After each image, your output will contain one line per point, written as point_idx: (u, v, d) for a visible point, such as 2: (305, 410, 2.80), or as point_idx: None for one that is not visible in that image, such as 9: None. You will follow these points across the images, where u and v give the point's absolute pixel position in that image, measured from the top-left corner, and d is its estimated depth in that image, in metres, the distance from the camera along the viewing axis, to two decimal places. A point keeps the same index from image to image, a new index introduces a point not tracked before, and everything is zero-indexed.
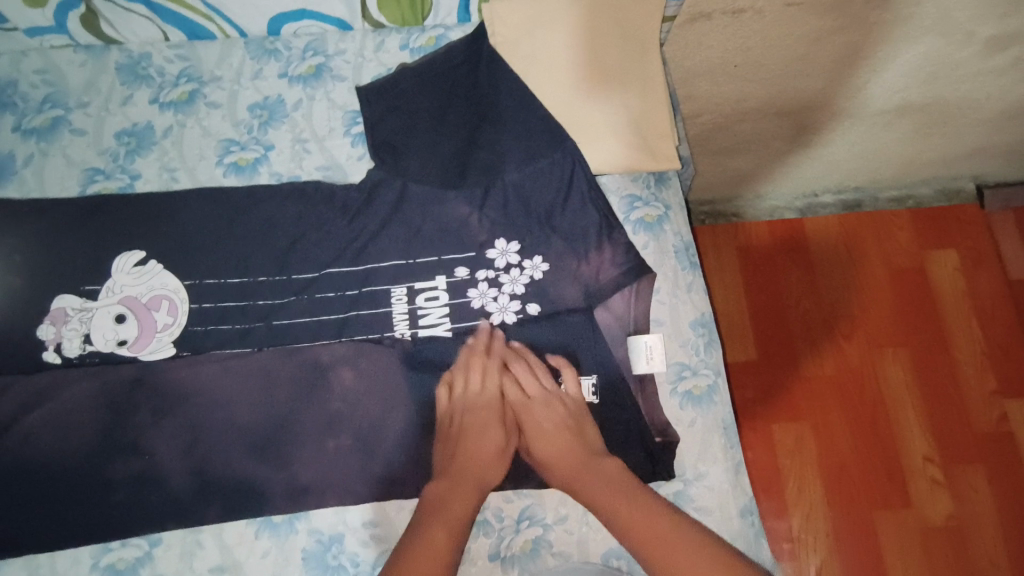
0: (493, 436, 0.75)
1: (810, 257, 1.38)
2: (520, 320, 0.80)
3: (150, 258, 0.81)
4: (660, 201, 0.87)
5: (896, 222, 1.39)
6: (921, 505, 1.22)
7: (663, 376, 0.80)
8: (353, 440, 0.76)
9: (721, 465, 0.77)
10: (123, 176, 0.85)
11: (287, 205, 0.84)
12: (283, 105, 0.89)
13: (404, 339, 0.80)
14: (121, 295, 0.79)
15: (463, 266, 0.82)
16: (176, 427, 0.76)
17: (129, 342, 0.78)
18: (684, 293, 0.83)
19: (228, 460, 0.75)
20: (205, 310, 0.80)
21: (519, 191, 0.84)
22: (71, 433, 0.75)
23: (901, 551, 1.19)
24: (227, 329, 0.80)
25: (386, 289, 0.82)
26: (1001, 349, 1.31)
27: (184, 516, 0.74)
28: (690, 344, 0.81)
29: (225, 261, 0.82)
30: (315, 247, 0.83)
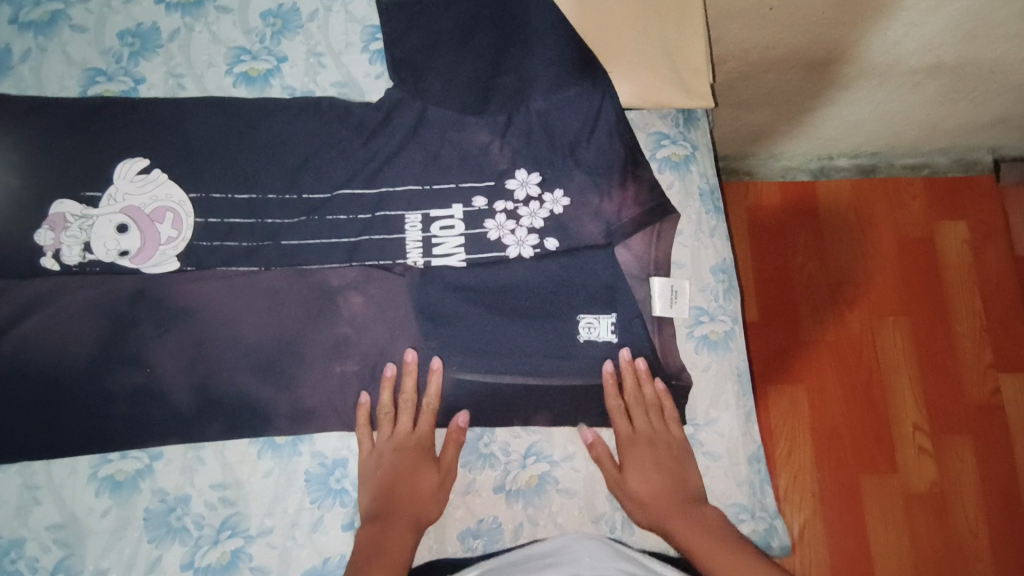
0: (425, 478, 0.71)
1: (820, 221, 1.36)
2: (537, 255, 0.78)
3: (154, 167, 0.77)
4: (689, 140, 0.84)
5: (910, 191, 1.37)
6: (907, 471, 1.23)
7: (680, 319, 0.78)
8: (361, 366, 0.75)
9: (732, 412, 0.76)
10: (126, 79, 0.80)
11: (299, 121, 0.80)
12: (298, 15, 0.84)
13: (416, 267, 0.77)
14: (124, 204, 0.76)
15: (481, 195, 0.79)
16: (179, 343, 0.74)
17: (131, 254, 0.75)
18: (707, 237, 0.81)
19: (232, 379, 0.74)
20: (211, 225, 0.76)
21: (543, 120, 0.81)
22: (69, 342, 0.73)
23: (884, 514, 1.21)
24: (233, 246, 0.76)
25: (401, 214, 0.78)
26: (1001, 323, 1.31)
27: (186, 432, 0.72)
28: (710, 289, 0.79)
29: (232, 175, 0.78)
30: (328, 167, 0.79)
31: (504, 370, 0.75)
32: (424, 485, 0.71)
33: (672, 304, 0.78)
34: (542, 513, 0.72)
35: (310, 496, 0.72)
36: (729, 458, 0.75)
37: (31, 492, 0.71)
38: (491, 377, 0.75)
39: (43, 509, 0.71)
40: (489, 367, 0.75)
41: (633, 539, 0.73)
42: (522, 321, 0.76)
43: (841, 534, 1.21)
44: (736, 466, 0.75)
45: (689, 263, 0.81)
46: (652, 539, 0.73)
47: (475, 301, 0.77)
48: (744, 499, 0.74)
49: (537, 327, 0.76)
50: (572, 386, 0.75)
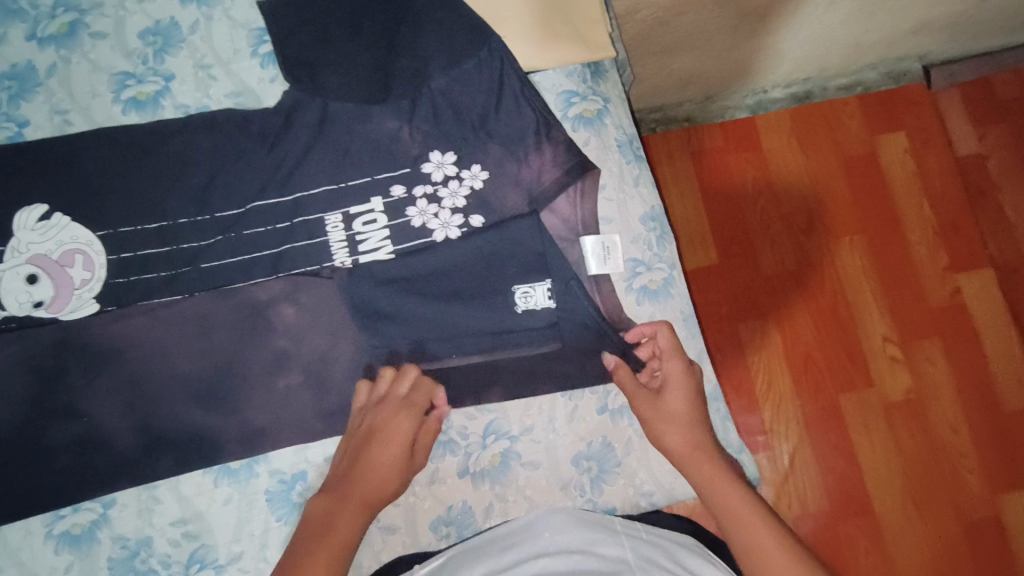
0: (396, 445, 0.69)
1: (762, 153, 1.36)
2: (464, 234, 0.76)
3: (54, 211, 0.74)
4: (599, 94, 0.83)
5: (845, 110, 1.37)
6: (883, 384, 1.25)
7: (617, 274, 0.77)
8: (304, 376, 0.73)
9: None
10: (9, 124, 0.77)
11: (199, 139, 0.77)
12: (178, 28, 0.81)
13: (344, 267, 0.75)
14: (29, 253, 0.73)
15: (399, 184, 0.77)
16: (113, 385, 0.72)
17: (46, 303, 0.72)
18: (632, 187, 0.80)
19: (175, 412, 0.72)
20: (125, 260, 0.74)
21: (448, 97, 0.79)
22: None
23: (868, 429, 1.23)
24: (152, 277, 0.74)
25: (320, 217, 0.76)
26: (952, 224, 1.32)
27: (136, 474, 0.71)
28: (642, 238, 0.79)
29: (138, 206, 0.75)
30: (236, 181, 0.77)
31: (450, 355, 0.74)
32: (391, 460, 0.68)
33: (606, 261, 0.77)
34: (510, 489, 0.73)
35: (274, 515, 0.71)
36: None
37: None
38: (437, 365, 0.75)
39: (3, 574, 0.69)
40: (433, 354, 0.74)
41: (604, 498, 0.73)
42: (460, 304, 0.75)
43: (828, 455, 1.22)
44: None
45: (617, 217, 0.79)
46: (622, 495, 0.73)
47: (408, 289, 0.75)
48: None
49: (475, 307, 0.75)
50: (519, 357, 0.75)
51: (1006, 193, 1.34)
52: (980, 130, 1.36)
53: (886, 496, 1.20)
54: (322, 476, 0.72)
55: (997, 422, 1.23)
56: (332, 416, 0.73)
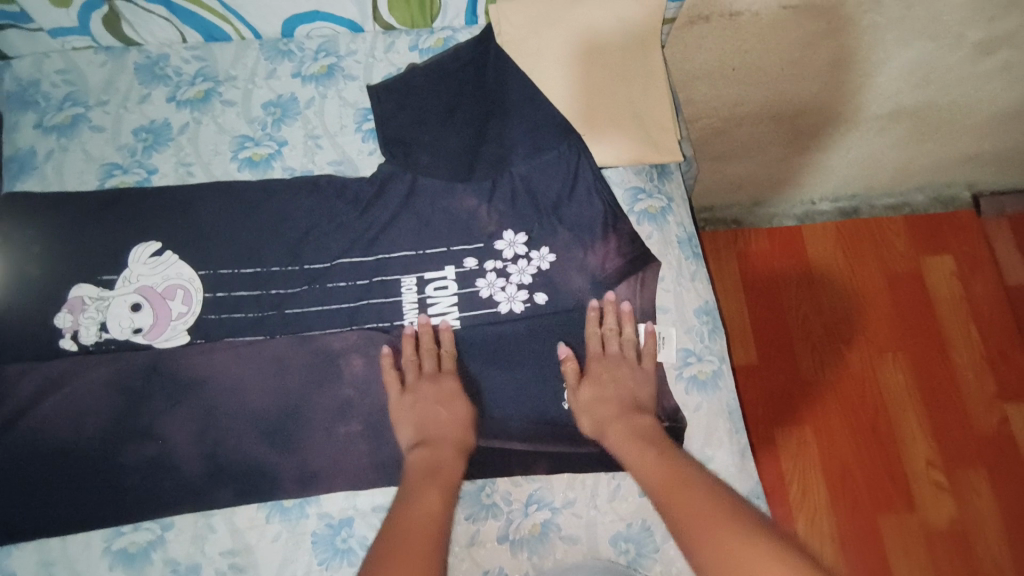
0: (456, 416, 0.76)
1: (808, 263, 1.40)
2: (528, 310, 0.81)
3: (165, 249, 0.83)
4: (663, 193, 0.90)
5: (893, 229, 1.42)
6: (925, 509, 1.22)
7: (669, 362, 0.81)
8: (364, 426, 0.77)
9: (726, 448, 0.78)
10: (139, 170, 0.87)
11: (300, 198, 0.86)
12: (296, 103, 0.92)
13: (413, 331, 0.81)
14: (137, 283, 0.81)
15: (472, 257, 0.83)
16: (189, 412, 0.77)
17: (144, 330, 0.80)
18: (689, 281, 0.85)
19: (241, 445, 0.76)
20: (220, 299, 0.81)
21: (526, 183, 0.86)
22: (85, 419, 0.77)
23: (907, 555, 1.19)
24: (241, 317, 0.81)
25: (397, 279, 0.83)
26: (999, 352, 1.32)
27: (197, 500, 0.74)
28: (695, 330, 0.82)
29: (239, 252, 0.83)
30: (327, 239, 0.84)
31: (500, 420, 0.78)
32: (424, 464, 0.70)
33: (659, 349, 0.81)
34: (547, 561, 0.73)
35: (317, 558, 0.73)
36: None
37: (47, 569, 0.73)
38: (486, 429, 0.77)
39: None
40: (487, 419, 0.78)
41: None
42: (517, 373, 0.79)
43: None
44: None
45: (673, 308, 0.84)
46: None
47: (470, 356, 0.80)
48: None
49: (530, 377, 0.79)
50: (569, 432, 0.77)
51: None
52: None
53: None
54: (367, 524, 0.74)
55: None
56: (384, 466, 0.75)
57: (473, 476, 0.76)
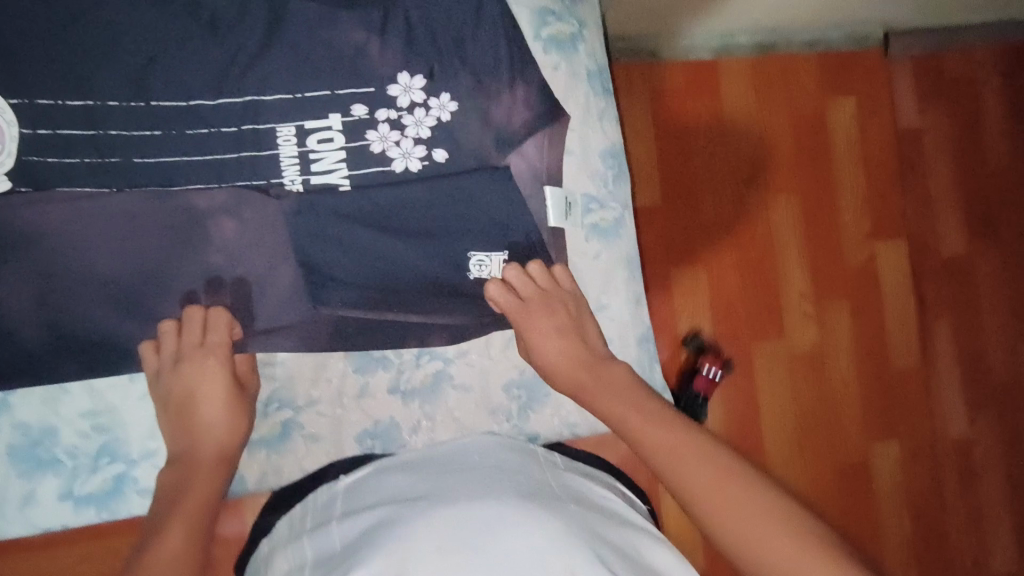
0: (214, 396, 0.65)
1: (719, 98, 1.30)
2: (426, 168, 0.71)
3: None
4: (575, 17, 0.76)
5: (804, 67, 1.33)
6: (792, 336, 1.31)
7: (577, 226, 0.75)
8: (233, 295, 0.67)
9: (622, 296, 0.77)
10: None
11: (129, 18, 0.66)
12: None
13: (294, 192, 0.68)
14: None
15: (361, 103, 0.70)
16: (24, 274, 0.65)
17: None
18: (595, 121, 0.76)
19: (89, 312, 0.66)
20: (43, 138, 0.65)
21: (426, 15, 0.72)
22: None
23: (772, 378, 1.30)
24: (69, 162, 0.66)
25: (271, 128, 0.68)
26: (880, 192, 1.36)
27: (38, 373, 0.66)
28: (599, 175, 0.76)
29: (57, 80, 0.65)
30: (171, 66, 0.67)
31: (387, 307, 0.69)
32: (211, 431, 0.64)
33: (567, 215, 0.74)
34: (437, 409, 0.72)
35: None
36: (622, 341, 0.77)
37: None
38: (376, 306, 0.69)
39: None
40: (384, 291, 0.69)
41: (530, 425, 0.74)
42: (414, 244, 0.69)
43: (732, 399, 1.30)
44: (627, 348, 0.77)
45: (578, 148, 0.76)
46: (546, 423, 0.74)
47: (364, 223, 0.68)
48: None
49: (432, 251, 0.69)
50: (476, 300, 0.71)
51: (930, 166, 1.38)
52: (921, 103, 1.37)
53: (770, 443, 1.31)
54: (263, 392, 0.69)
55: (883, 383, 1.34)
56: (264, 335, 0.68)
57: (367, 346, 0.70)
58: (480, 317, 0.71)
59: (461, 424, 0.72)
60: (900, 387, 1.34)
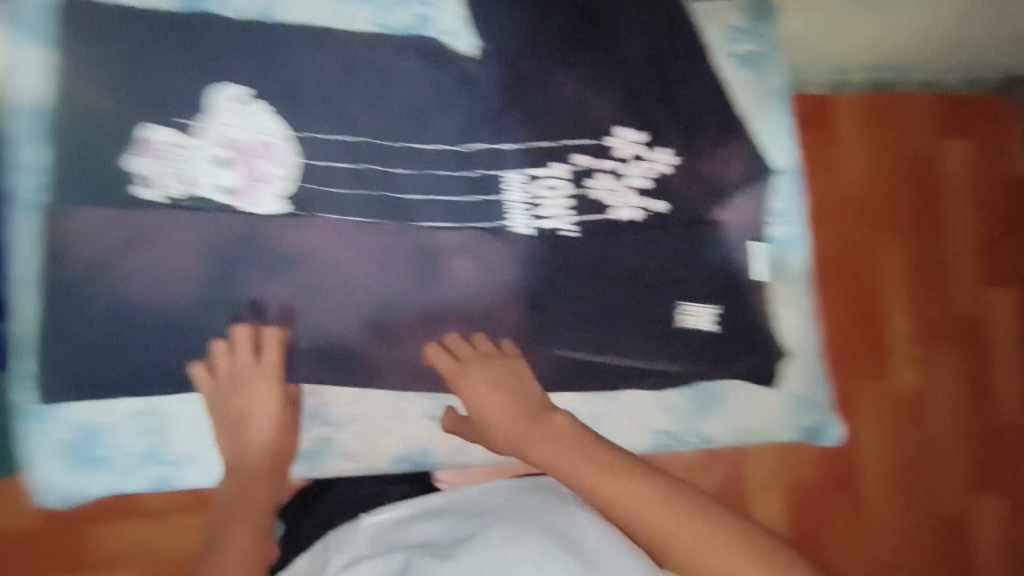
0: (262, 401, 0.64)
1: (836, 131, 0.99)
2: (647, 219, 0.73)
3: (255, 96, 0.68)
4: (767, 38, 0.76)
5: (919, 102, 1.01)
6: (895, 378, 0.99)
7: (780, 282, 0.75)
8: (461, 327, 0.70)
9: (796, 311, 0.75)
10: None
11: (374, 65, 0.70)
12: None
13: (526, 236, 0.71)
14: (222, 134, 0.67)
15: (586, 154, 0.72)
16: (289, 287, 0.68)
17: (235, 190, 0.68)
18: (778, 139, 0.77)
19: (344, 336, 0.69)
20: (314, 168, 0.69)
21: (647, 68, 0.73)
22: (177, 278, 0.67)
23: (878, 442, 0.98)
24: (330, 191, 0.69)
25: (496, 175, 0.71)
26: (991, 230, 1.04)
27: (293, 384, 0.68)
28: (775, 189, 0.76)
29: (321, 119, 0.69)
30: (408, 109, 0.70)
31: (608, 353, 0.71)
32: (264, 437, 0.62)
33: (772, 269, 0.75)
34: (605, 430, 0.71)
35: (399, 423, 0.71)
36: (795, 356, 0.75)
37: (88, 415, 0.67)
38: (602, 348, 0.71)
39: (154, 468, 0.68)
40: (604, 337, 0.71)
41: (706, 428, 0.73)
42: (634, 291, 0.72)
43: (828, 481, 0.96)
44: (799, 362, 0.75)
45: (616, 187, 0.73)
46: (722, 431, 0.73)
47: (588, 270, 0.72)
48: (804, 391, 0.75)
49: (654, 296, 0.72)
50: (688, 353, 0.72)
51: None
52: None
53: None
54: None
55: (986, 466, 1.01)
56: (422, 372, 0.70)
57: (585, 391, 0.71)
58: (698, 367, 0.72)
59: (638, 418, 0.72)
60: (1005, 438, 1.02)
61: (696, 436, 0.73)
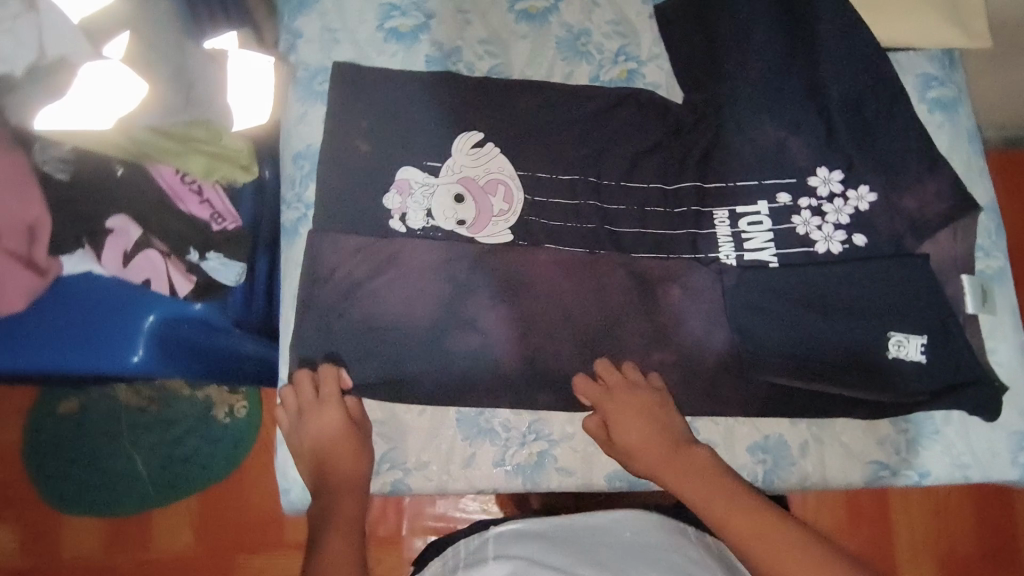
0: (634, 407, 0.69)
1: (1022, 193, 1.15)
2: (846, 251, 0.76)
3: (488, 141, 0.77)
4: (955, 83, 0.81)
5: None
6: None
7: (989, 315, 0.76)
8: (676, 355, 0.75)
9: (1009, 343, 0.76)
10: (418, 13, 0.81)
11: (590, 109, 0.79)
12: None
13: (730, 265, 0.77)
14: (460, 175, 0.76)
15: (785, 192, 0.78)
16: (512, 312, 0.74)
17: (468, 223, 0.76)
18: (977, 177, 0.79)
19: (557, 352, 0.74)
20: (539, 203, 0.77)
21: (844, 112, 0.78)
22: (415, 302, 0.73)
23: None
24: (557, 225, 0.77)
25: (708, 212, 0.78)
26: None
27: (518, 399, 0.73)
28: (981, 225, 0.78)
29: (543, 164, 0.78)
30: (626, 154, 0.79)
31: (815, 379, 0.73)
32: (647, 441, 0.68)
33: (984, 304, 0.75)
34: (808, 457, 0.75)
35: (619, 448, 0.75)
36: (1011, 389, 0.74)
37: None
38: (808, 375, 0.73)
39: (388, 474, 0.73)
40: (811, 362, 0.74)
41: (920, 461, 0.75)
42: (840, 321, 0.74)
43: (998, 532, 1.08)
44: (1017, 396, 0.74)
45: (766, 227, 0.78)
46: (936, 462, 0.74)
47: (795, 300, 0.75)
48: None
49: (859, 325, 0.74)
50: (898, 382, 0.72)
51: None
52: None
53: (953, 499, 1.08)
54: None
55: None
56: None
57: (789, 414, 0.75)
58: (909, 400, 0.72)
59: (850, 449, 0.75)
60: None
61: (911, 469, 0.75)
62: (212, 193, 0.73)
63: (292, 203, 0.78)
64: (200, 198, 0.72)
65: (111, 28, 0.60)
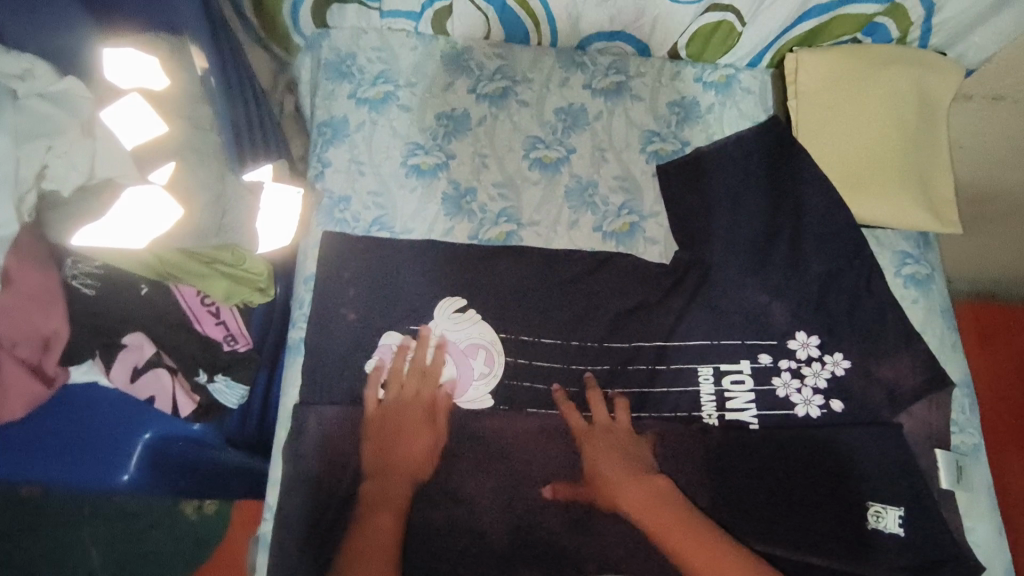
0: (610, 436, 0.77)
1: None
2: (824, 416, 0.79)
3: (469, 307, 0.81)
4: (927, 262, 0.88)
5: None
6: None
7: (966, 492, 0.78)
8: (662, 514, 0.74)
9: (987, 523, 0.77)
10: (440, 154, 0.88)
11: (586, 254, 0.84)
12: (586, 114, 0.92)
13: (712, 425, 0.78)
14: (441, 338, 0.80)
15: (766, 353, 0.81)
16: (493, 456, 0.75)
17: (448, 387, 0.78)
18: (951, 352, 0.84)
19: (537, 509, 0.74)
20: (523, 342, 0.80)
21: (824, 282, 0.83)
22: (402, 437, 0.76)
23: None
24: (537, 387, 0.79)
25: (692, 367, 0.81)
26: None
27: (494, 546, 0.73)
28: (958, 401, 0.81)
29: (536, 313, 0.81)
30: (607, 312, 0.82)
31: (797, 546, 0.73)
32: (616, 472, 0.75)
33: (959, 481, 0.77)
34: None
35: None
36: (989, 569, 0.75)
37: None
38: (790, 544, 0.73)
39: None
40: (787, 530, 0.74)
41: None
42: (818, 488, 0.75)
43: None
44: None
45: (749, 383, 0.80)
46: None
47: (773, 465, 0.76)
48: None
49: (832, 491, 0.75)
50: (877, 555, 0.73)
51: None
52: None
53: None
54: None
55: None
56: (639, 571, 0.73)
57: None
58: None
59: None
60: None
61: None
62: (230, 314, 0.74)
63: (296, 323, 0.81)
64: (216, 319, 0.73)
65: (157, 160, 0.67)
